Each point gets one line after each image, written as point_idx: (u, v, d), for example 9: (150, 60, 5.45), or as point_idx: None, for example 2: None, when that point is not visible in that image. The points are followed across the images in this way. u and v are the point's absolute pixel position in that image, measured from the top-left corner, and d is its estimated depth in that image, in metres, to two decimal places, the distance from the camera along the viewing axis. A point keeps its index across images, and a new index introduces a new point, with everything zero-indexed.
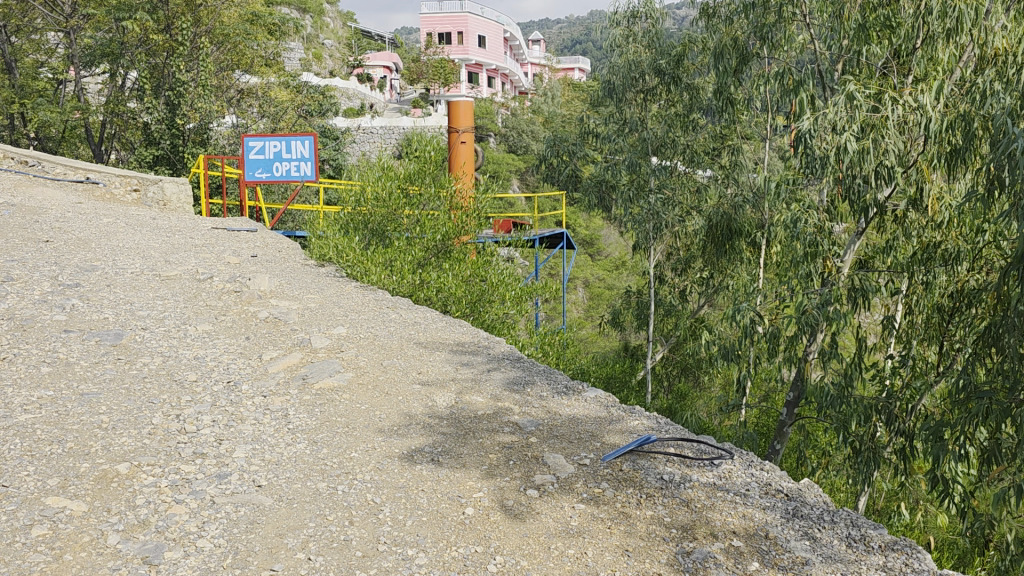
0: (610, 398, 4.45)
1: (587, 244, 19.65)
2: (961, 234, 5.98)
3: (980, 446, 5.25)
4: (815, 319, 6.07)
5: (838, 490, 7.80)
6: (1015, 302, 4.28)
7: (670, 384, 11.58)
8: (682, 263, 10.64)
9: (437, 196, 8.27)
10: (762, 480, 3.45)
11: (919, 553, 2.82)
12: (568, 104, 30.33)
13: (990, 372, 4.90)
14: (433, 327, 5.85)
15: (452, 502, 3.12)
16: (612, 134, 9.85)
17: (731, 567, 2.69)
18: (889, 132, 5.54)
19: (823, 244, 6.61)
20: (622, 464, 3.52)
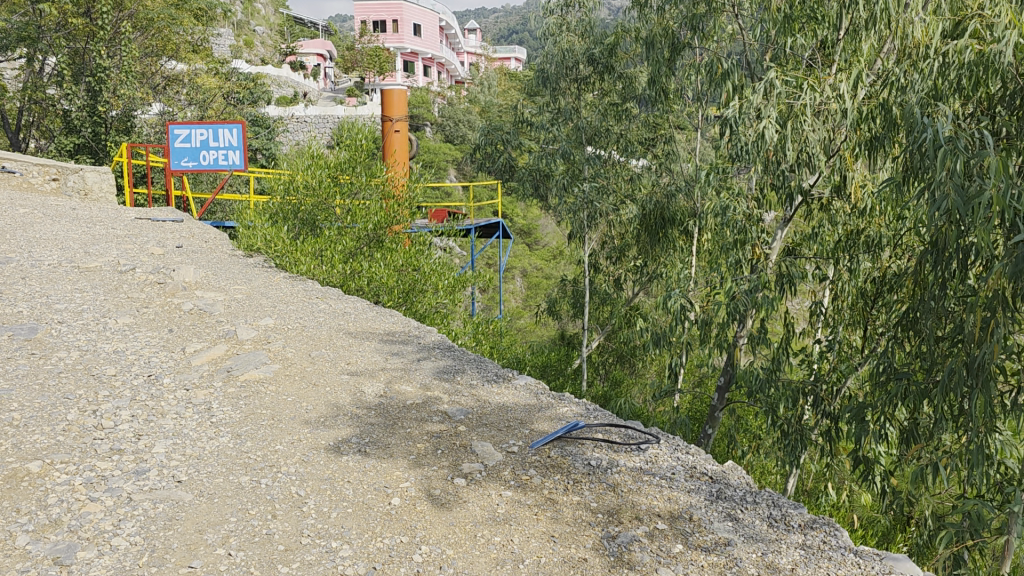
0: (540, 385, 4.46)
1: (525, 234, 19.72)
2: (883, 221, 6.14)
3: (901, 426, 5.42)
4: (743, 305, 6.18)
5: (768, 472, 7.98)
6: (931, 285, 4.42)
7: (607, 371, 11.70)
8: (617, 253, 10.75)
9: (369, 185, 8.18)
10: (687, 464, 3.49)
11: (837, 531, 2.89)
12: (505, 93, 30.33)
13: (909, 354, 5.05)
14: (363, 317, 5.78)
15: (378, 492, 3.08)
16: (546, 123, 9.86)
17: (656, 550, 2.71)
18: (811, 121, 5.65)
19: (752, 231, 6.72)
20: (550, 451, 3.53)
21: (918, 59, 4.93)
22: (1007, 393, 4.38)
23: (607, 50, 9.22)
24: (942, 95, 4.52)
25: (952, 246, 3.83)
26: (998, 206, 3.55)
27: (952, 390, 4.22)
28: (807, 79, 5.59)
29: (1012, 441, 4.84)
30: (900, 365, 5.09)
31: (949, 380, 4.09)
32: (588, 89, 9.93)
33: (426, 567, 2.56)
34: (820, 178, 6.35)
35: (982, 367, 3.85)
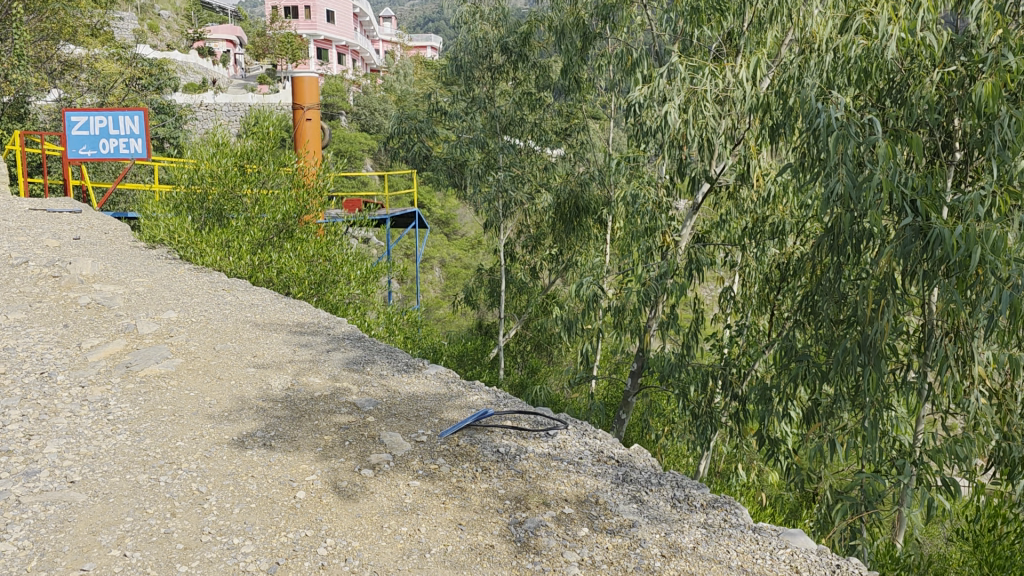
0: (451, 373, 4.46)
1: (443, 224, 19.62)
2: (786, 208, 6.34)
3: (803, 407, 5.62)
4: (653, 291, 6.30)
5: (681, 455, 8.15)
6: (828, 268, 4.59)
7: (524, 359, 11.76)
8: (532, 242, 10.81)
9: (277, 174, 8.02)
10: (594, 448, 3.54)
11: (736, 509, 2.98)
12: (421, 81, 30.08)
13: (809, 337, 5.24)
14: (271, 308, 5.67)
15: (283, 486, 3.02)
16: (460, 112, 9.83)
17: (561, 534, 2.73)
18: (714, 108, 5.80)
19: (661, 218, 6.85)
20: (458, 439, 3.52)
21: (815, 51, 5.12)
22: (899, 371, 4.60)
23: (521, 39, 9.25)
24: (836, 86, 4.71)
25: (845, 229, 4.01)
26: (887, 189, 3.73)
27: (848, 369, 4.39)
28: (711, 67, 5.73)
29: (905, 417, 5.09)
30: (801, 347, 5.28)
31: (844, 359, 4.27)
32: (502, 78, 9.92)
33: (331, 560, 2.52)
34: (726, 166, 6.52)
35: (876, 345, 4.03)
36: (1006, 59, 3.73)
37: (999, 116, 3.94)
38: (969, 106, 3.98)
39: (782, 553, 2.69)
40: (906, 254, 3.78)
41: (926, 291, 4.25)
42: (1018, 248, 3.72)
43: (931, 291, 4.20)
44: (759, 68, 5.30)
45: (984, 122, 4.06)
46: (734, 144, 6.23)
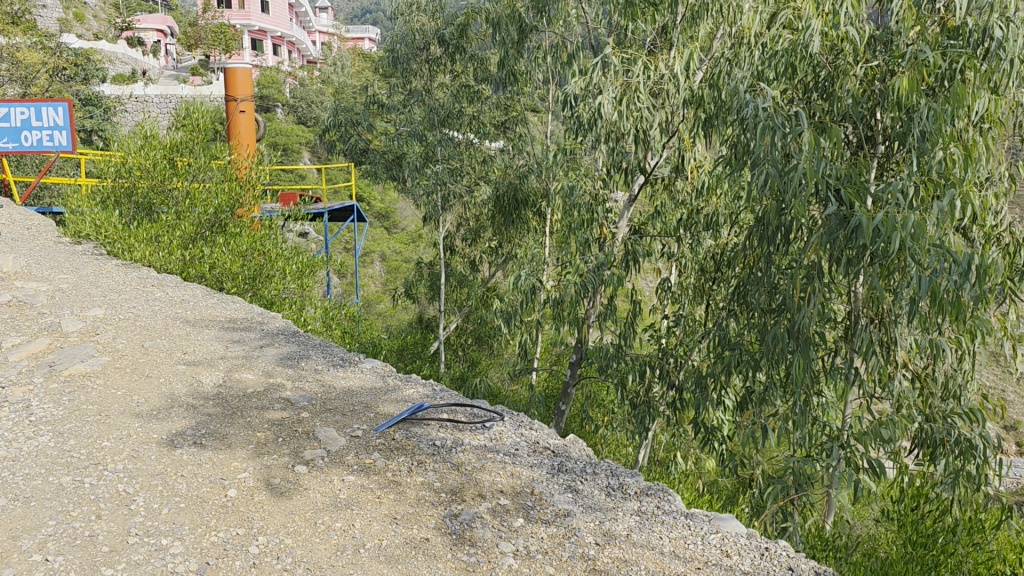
0: (387, 367, 4.44)
1: (383, 217, 19.43)
2: (720, 199, 6.45)
3: (736, 395, 5.74)
4: (590, 283, 6.35)
5: (622, 445, 8.22)
6: (759, 258, 4.69)
7: (465, 353, 11.73)
8: (472, 234, 10.81)
9: (209, 166, 7.85)
10: (530, 439, 3.56)
11: (669, 496, 3.03)
12: (359, 73, 29.73)
13: (743, 326, 5.34)
14: (203, 304, 5.55)
15: (213, 485, 2.96)
16: (397, 104, 9.74)
17: (496, 525, 2.74)
18: (648, 101, 5.86)
19: (598, 210, 6.90)
20: (394, 433, 3.50)
21: (743, 46, 5.21)
22: (827, 357, 4.74)
23: (458, 31, 9.18)
24: (765, 79, 4.80)
25: (773, 220, 4.11)
26: (812, 180, 3.84)
27: (778, 356, 4.50)
28: (644, 59, 5.78)
29: (833, 403, 5.28)
30: (735, 336, 5.39)
31: (774, 346, 4.38)
32: (440, 71, 9.87)
33: (263, 558, 2.47)
34: (660, 159, 6.60)
35: (803, 332, 4.18)
36: (923, 54, 3.86)
37: (917, 109, 4.09)
38: (890, 100, 4.11)
39: (713, 538, 2.75)
40: (831, 243, 3.93)
41: (851, 280, 4.40)
42: (937, 237, 3.86)
43: (856, 280, 4.34)
44: (691, 61, 5.38)
45: (904, 115, 4.21)
46: (668, 136, 6.30)
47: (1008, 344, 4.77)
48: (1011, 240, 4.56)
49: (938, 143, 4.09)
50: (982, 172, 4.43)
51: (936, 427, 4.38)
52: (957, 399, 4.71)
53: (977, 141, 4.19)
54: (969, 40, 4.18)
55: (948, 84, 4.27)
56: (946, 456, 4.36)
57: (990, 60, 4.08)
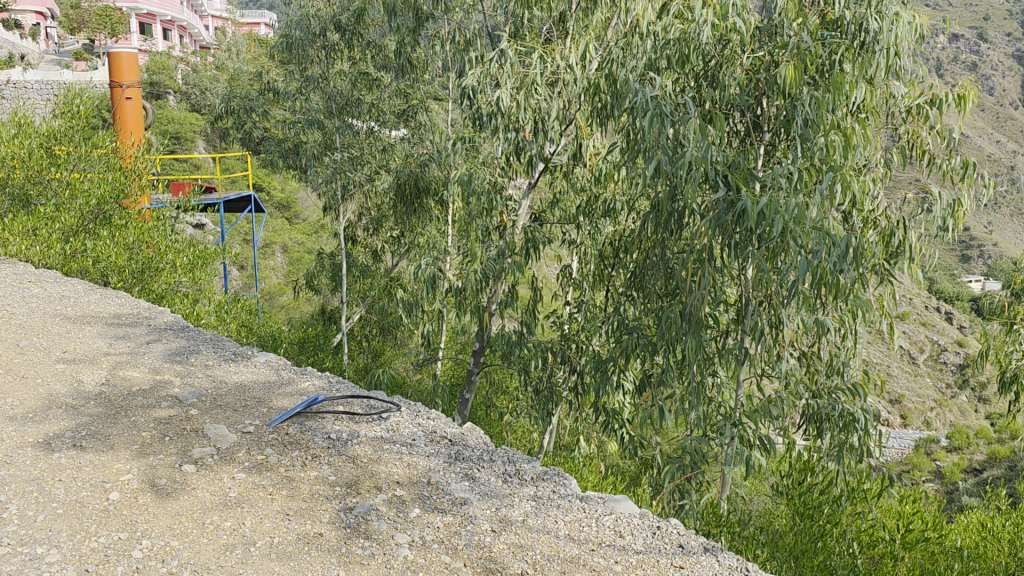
0: (282, 361, 4.36)
1: (284, 208, 19.00)
2: (616, 186, 6.56)
3: (635, 378, 5.85)
4: (491, 271, 6.33)
5: (529, 431, 8.28)
6: (653, 244, 4.80)
7: (369, 343, 11.60)
8: (373, 224, 10.68)
9: (91, 156, 7.52)
10: (428, 429, 3.56)
11: (565, 480, 3.09)
12: (255, 59, 28.88)
13: (639, 310, 5.46)
14: (85, 300, 5.30)
15: (94, 489, 2.81)
16: (293, 91, 9.50)
17: (392, 517, 2.72)
18: (544, 89, 5.89)
19: (497, 199, 6.91)
20: (288, 428, 3.43)
21: (636, 36, 5.28)
22: (720, 339, 4.89)
23: (355, 17, 8.91)
24: (657, 68, 4.90)
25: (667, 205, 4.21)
26: (701, 166, 3.96)
27: (673, 338, 4.62)
28: (540, 48, 5.81)
29: (727, 383, 5.47)
30: (632, 320, 5.50)
31: (668, 329, 4.49)
32: (337, 57, 9.68)
33: (146, 563, 2.36)
34: (559, 147, 6.65)
35: (695, 315, 4.32)
36: (805, 45, 4.02)
37: (800, 98, 4.25)
38: (775, 89, 4.26)
39: (607, 519, 2.81)
40: (720, 227, 4.06)
41: (741, 263, 4.55)
42: (819, 221, 4.02)
43: (745, 264, 4.50)
44: (585, 50, 5.43)
45: (788, 104, 4.37)
46: (566, 124, 6.35)
47: (886, 322, 5.04)
48: (887, 224, 4.80)
49: (819, 130, 4.27)
50: (860, 159, 4.64)
51: (822, 403, 4.65)
52: (841, 375, 4.98)
53: (855, 129, 4.39)
54: (846, 33, 4.38)
55: (829, 75, 4.45)
56: (831, 430, 4.62)
57: (866, 51, 4.26)
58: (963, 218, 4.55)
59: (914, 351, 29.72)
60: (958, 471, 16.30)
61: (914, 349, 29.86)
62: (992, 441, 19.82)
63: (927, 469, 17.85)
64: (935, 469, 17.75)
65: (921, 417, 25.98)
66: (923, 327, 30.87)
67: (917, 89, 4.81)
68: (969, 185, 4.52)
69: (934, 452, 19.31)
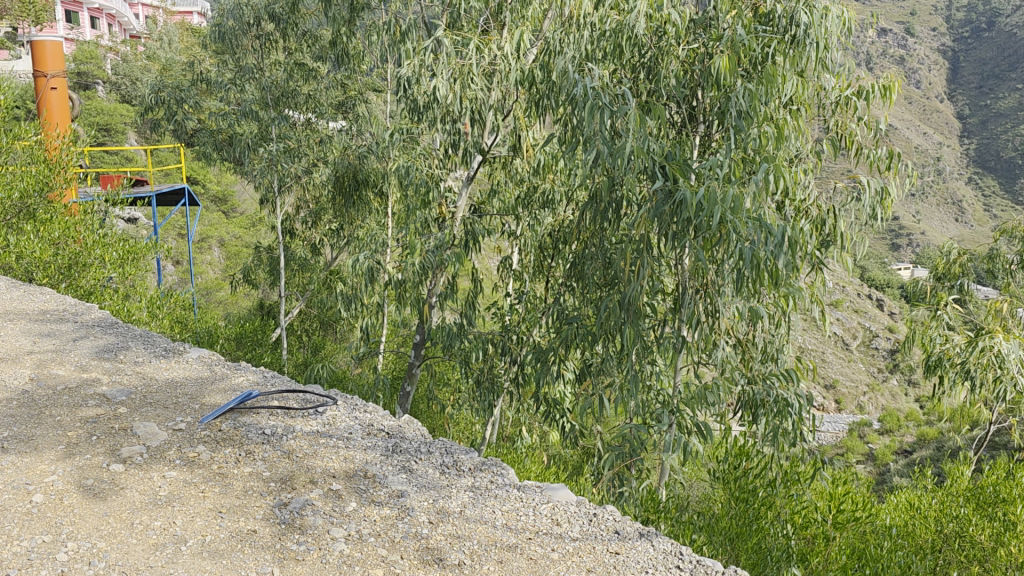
0: (214, 356, 4.29)
1: (220, 201, 18.62)
2: (555, 177, 6.58)
3: (575, 367, 5.90)
4: (430, 263, 6.30)
5: (471, 423, 8.27)
6: (591, 234, 4.83)
7: (309, 337, 11.45)
8: (312, 217, 10.54)
9: (13, 148, 7.22)
10: (364, 422, 3.55)
11: (502, 470, 3.11)
12: (188, 49, 28.20)
13: (578, 299, 5.50)
14: (8, 297, 5.12)
15: (17, 492, 2.71)
16: (227, 81, 9.29)
17: (329, 511, 2.69)
18: (481, 80, 5.87)
19: (436, 190, 6.87)
20: (221, 424, 3.37)
21: (572, 26, 5.28)
22: (657, 327, 4.96)
23: (288, 6, 8.73)
24: (594, 60, 4.91)
25: (605, 195, 4.24)
26: (639, 156, 3.99)
27: (612, 328, 4.66)
28: (476, 38, 5.78)
29: (665, 371, 5.54)
30: (571, 309, 5.54)
31: (607, 319, 4.53)
32: (272, 47, 9.50)
33: (72, 565, 2.27)
34: (497, 138, 6.64)
35: (633, 304, 4.36)
36: (738, 37, 4.08)
37: (733, 90, 4.32)
38: (710, 80, 4.31)
39: (544, 508, 2.84)
40: (657, 216, 4.10)
41: (676, 253, 4.61)
42: (754, 211, 4.10)
43: (681, 253, 4.57)
44: (522, 41, 5.42)
45: (722, 95, 4.43)
46: (504, 115, 6.33)
47: (817, 309, 5.16)
48: (818, 213, 4.91)
49: (753, 122, 4.34)
50: (793, 150, 4.73)
51: (756, 389, 4.75)
52: (775, 361, 5.09)
53: (786, 120, 4.47)
54: (778, 26, 4.44)
55: (761, 67, 4.51)
56: (766, 415, 4.73)
57: (797, 45, 4.34)
58: (892, 205, 4.77)
59: (847, 338, 30.51)
60: (889, 453, 16.82)
61: (847, 336, 30.64)
62: (922, 423, 20.49)
63: (859, 451, 18.36)
64: (868, 451, 18.31)
65: (854, 402, 26.80)
66: (855, 314, 31.81)
67: (845, 81, 4.92)
68: (895, 174, 4.77)
69: (867, 435, 19.88)
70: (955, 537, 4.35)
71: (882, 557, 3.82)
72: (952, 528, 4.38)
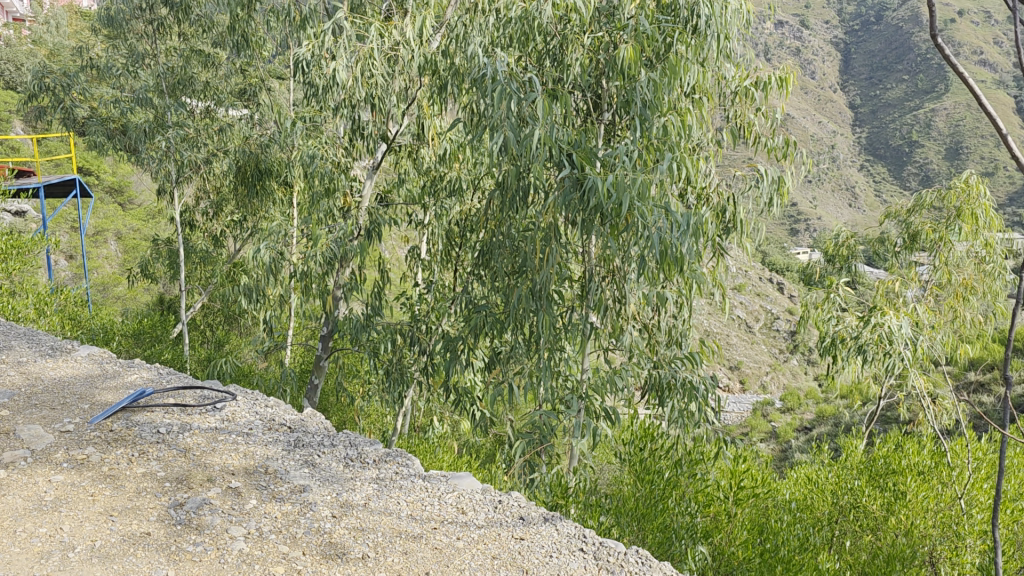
0: (105, 353, 4.13)
1: (117, 191, 17.87)
2: (462, 166, 6.52)
3: (485, 355, 5.89)
4: (335, 253, 6.18)
5: (383, 415, 8.16)
6: (498, 223, 4.82)
7: (214, 332, 11.10)
8: (213, 208, 10.21)
9: None
10: (265, 417, 3.50)
11: (407, 460, 3.10)
12: (78, 33, 26.90)
13: (486, 288, 5.49)
14: None
15: None
16: (117, 66, 8.87)
17: (227, 510, 2.62)
18: (384, 66, 5.76)
19: (341, 179, 6.73)
20: (112, 425, 3.23)
21: (476, 13, 5.24)
22: (565, 314, 4.99)
23: None
24: (499, 47, 4.87)
25: (512, 182, 4.23)
26: (546, 144, 4.00)
27: (521, 315, 4.67)
28: (379, 24, 5.66)
29: (573, 357, 5.57)
30: (479, 297, 5.52)
31: (516, 306, 4.54)
32: (165, 32, 9.12)
33: None
34: (402, 126, 6.54)
35: (541, 291, 4.39)
36: (642, 27, 4.11)
37: (637, 80, 4.36)
38: (615, 70, 4.34)
39: (450, 497, 2.84)
40: (564, 204, 4.12)
41: (583, 241, 4.65)
42: (659, 199, 4.16)
43: (586, 241, 4.62)
44: (425, 28, 5.34)
45: (625, 84, 4.47)
46: (409, 103, 6.23)
47: (720, 293, 5.28)
48: (719, 200, 5.00)
49: (656, 110, 4.37)
50: (695, 139, 4.81)
51: (663, 372, 4.83)
52: (680, 345, 5.20)
53: (687, 109, 4.55)
54: (679, 16, 4.50)
55: (662, 57, 4.57)
56: (672, 399, 4.83)
57: (699, 35, 4.41)
58: (788, 194, 4.90)
59: (751, 320, 31.49)
60: (791, 430, 17.41)
61: (751, 318, 31.59)
62: (821, 400, 21.29)
63: (764, 429, 18.95)
64: (770, 429, 18.92)
65: (757, 382, 27.79)
66: (758, 297, 32.84)
67: (744, 71, 5.03)
68: (791, 162, 4.93)
69: (770, 413, 20.54)
70: (850, 508, 4.55)
71: (782, 531, 3.97)
72: (847, 500, 4.59)
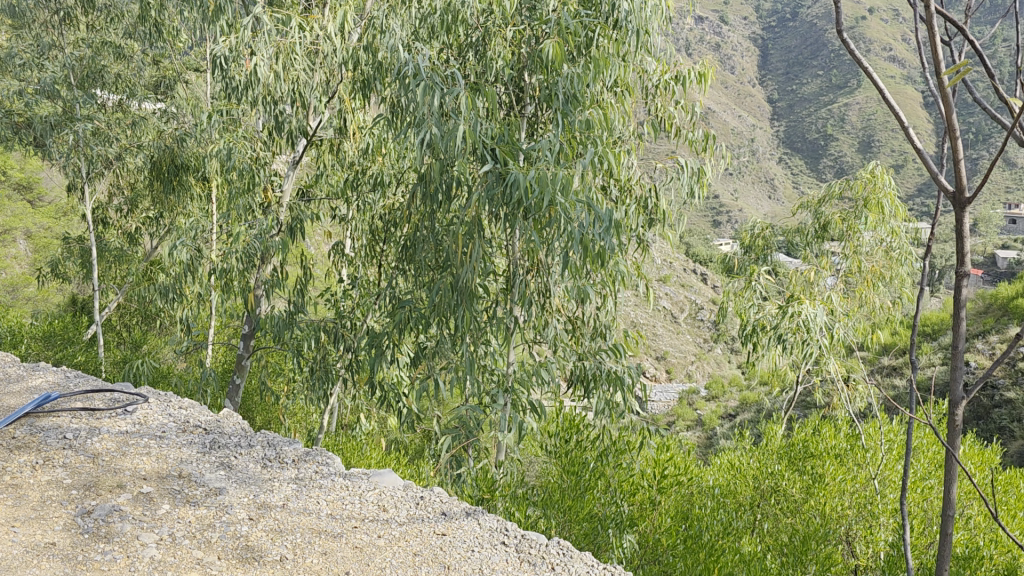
0: (9, 357, 3.96)
1: (25, 188, 17.09)
2: (385, 159, 6.44)
3: (411, 351, 5.83)
4: (255, 249, 6.03)
5: (309, 414, 8.01)
6: (421, 217, 4.77)
7: (130, 332, 10.73)
8: (127, 204, 9.86)
9: None
10: (179, 420, 3.40)
11: (327, 460, 3.05)
12: None
13: (411, 283, 5.43)
14: None
15: None
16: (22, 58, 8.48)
17: (138, 516, 2.53)
18: (303, 59, 5.64)
19: (261, 174, 6.57)
20: (15, 431, 3.09)
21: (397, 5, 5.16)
22: (490, 309, 4.98)
23: None
24: (420, 40, 4.81)
25: (434, 176, 4.19)
26: (468, 138, 3.97)
27: (445, 310, 4.63)
28: (296, 16, 5.54)
29: (499, 351, 5.55)
30: (404, 293, 5.46)
31: (440, 301, 4.50)
32: (73, 23, 8.76)
33: None
34: (323, 121, 6.42)
35: (465, 286, 4.36)
36: (563, 22, 4.11)
37: (559, 74, 4.36)
38: (536, 63, 4.33)
39: (371, 495, 2.81)
40: (487, 198, 4.11)
41: (506, 234, 4.64)
42: (582, 192, 4.18)
43: (510, 235, 4.61)
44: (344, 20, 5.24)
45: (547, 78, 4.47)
46: (330, 96, 6.12)
47: (643, 284, 5.34)
48: (642, 193, 5.05)
49: (578, 104, 4.39)
50: (616, 133, 4.85)
51: (589, 364, 4.85)
52: (605, 336, 5.23)
53: (608, 102, 4.58)
54: (599, 11, 4.51)
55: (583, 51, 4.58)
56: (598, 389, 4.86)
57: (619, 30, 4.44)
58: (707, 185, 4.98)
59: (677, 311, 32.02)
60: (717, 417, 17.74)
61: (676, 308, 32.08)
62: (744, 387, 21.76)
63: (690, 418, 19.25)
64: (696, 417, 19.25)
65: (683, 371, 28.31)
66: (683, 288, 33.41)
67: (664, 65, 5.08)
68: (710, 155, 5.01)
69: (695, 402, 20.91)
70: (770, 492, 4.66)
71: (703, 516, 4.04)
72: (768, 484, 4.69)
